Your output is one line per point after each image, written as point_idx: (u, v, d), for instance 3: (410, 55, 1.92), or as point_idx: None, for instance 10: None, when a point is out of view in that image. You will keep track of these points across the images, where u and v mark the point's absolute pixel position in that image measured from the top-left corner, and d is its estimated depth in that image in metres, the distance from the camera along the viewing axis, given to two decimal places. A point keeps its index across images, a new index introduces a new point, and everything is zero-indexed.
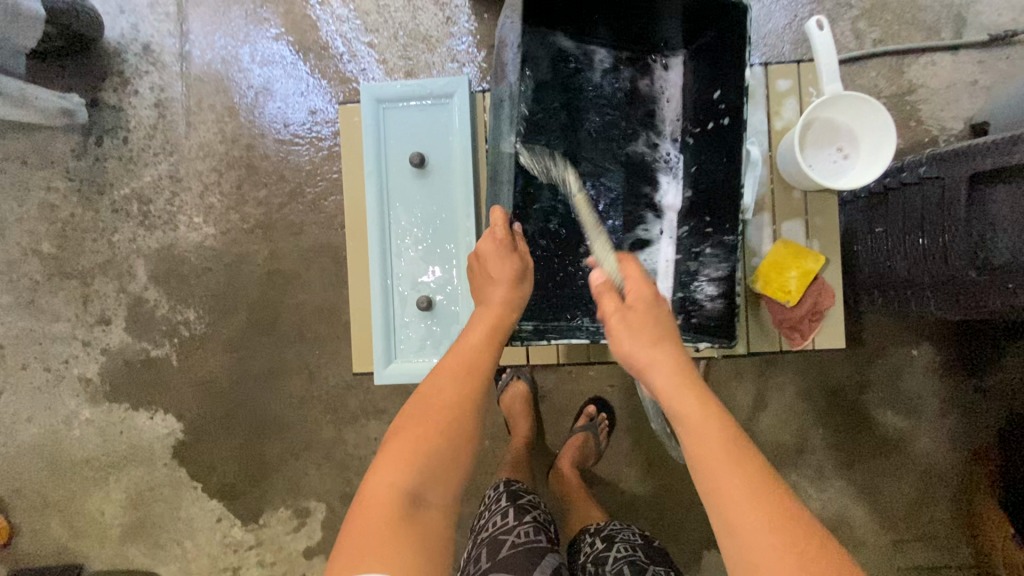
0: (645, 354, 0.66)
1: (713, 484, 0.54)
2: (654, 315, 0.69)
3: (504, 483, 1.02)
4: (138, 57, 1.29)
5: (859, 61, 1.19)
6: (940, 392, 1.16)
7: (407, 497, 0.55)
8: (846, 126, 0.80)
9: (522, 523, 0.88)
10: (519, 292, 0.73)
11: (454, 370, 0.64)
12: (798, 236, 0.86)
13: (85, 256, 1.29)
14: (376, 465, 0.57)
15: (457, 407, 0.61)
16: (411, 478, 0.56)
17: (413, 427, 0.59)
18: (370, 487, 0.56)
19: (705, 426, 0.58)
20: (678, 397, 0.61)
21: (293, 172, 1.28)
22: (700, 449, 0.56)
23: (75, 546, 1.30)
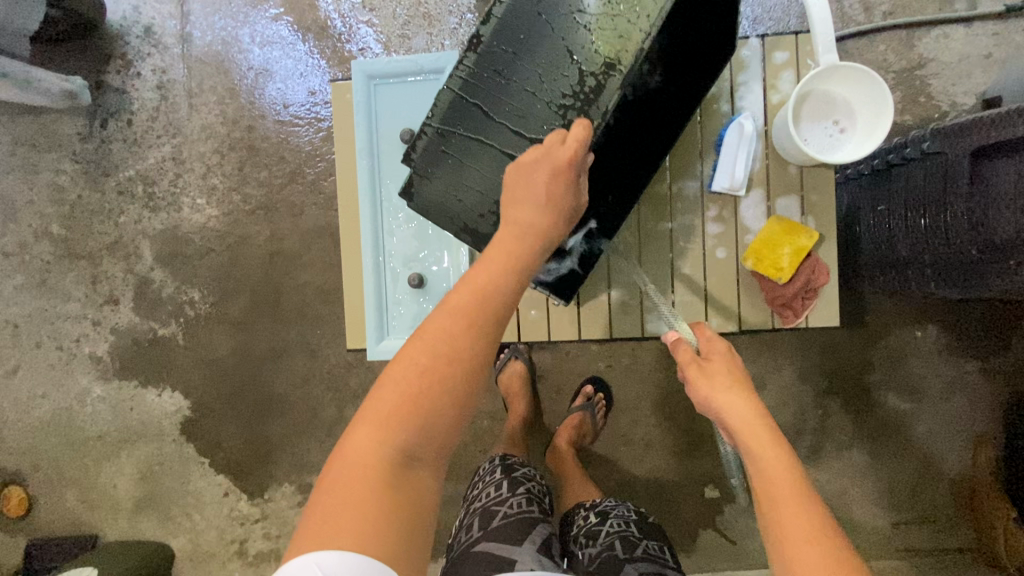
0: (723, 396, 0.66)
1: (778, 531, 0.54)
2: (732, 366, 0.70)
3: (498, 457, 1.04)
4: (140, 39, 1.30)
5: (867, 35, 1.15)
6: (944, 374, 1.15)
7: (400, 456, 0.51)
8: (844, 100, 0.77)
9: (515, 495, 0.91)
10: (556, 213, 0.64)
11: (473, 319, 0.55)
12: (793, 213, 0.84)
13: (93, 238, 1.32)
14: (362, 418, 0.52)
15: (465, 360, 0.54)
16: (401, 437, 0.51)
17: (410, 376, 0.52)
18: (353, 442, 0.51)
19: (783, 470, 0.57)
20: (756, 436, 0.61)
21: (294, 154, 1.29)
22: (772, 489, 0.56)
23: (90, 518, 1.35)
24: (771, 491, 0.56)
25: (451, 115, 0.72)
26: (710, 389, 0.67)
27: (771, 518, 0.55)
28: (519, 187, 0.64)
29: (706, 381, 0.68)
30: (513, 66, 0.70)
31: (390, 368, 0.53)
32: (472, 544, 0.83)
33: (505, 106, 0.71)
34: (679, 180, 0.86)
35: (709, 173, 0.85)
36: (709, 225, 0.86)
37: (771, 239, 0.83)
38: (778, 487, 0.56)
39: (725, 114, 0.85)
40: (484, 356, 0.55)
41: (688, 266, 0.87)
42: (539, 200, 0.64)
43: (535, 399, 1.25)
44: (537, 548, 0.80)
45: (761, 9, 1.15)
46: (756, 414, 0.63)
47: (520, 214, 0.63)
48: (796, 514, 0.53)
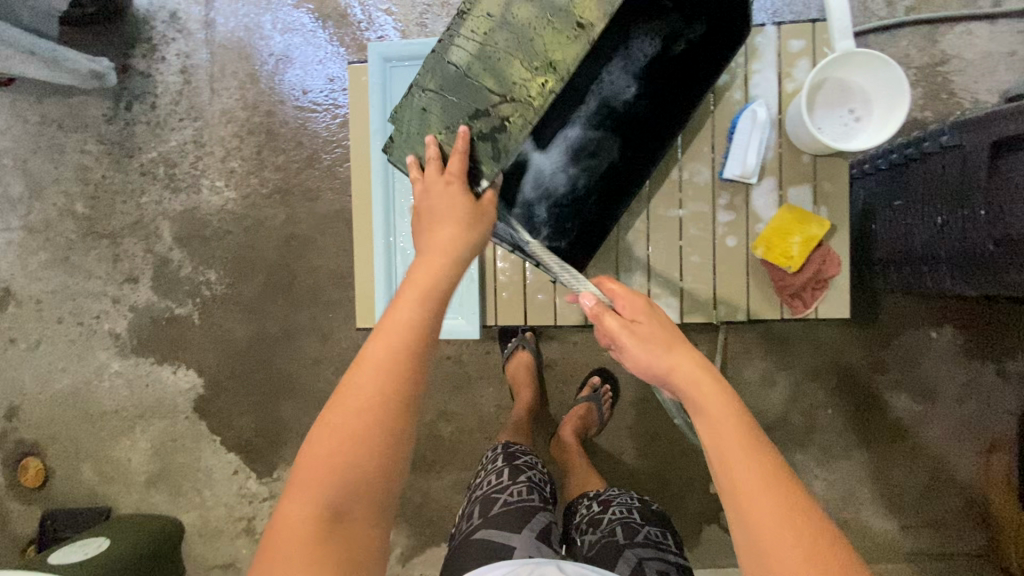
0: (666, 359, 0.62)
1: (734, 481, 0.53)
2: (663, 328, 0.65)
3: (502, 445, 1.04)
4: (165, 24, 1.32)
5: (890, 30, 1.14)
6: (958, 377, 1.13)
7: (329, 511, 0.55)
8: (860, 88, 0.77)
9: (516, 482, 0.91)
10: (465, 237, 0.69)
11: (378, 359, 0.58)
12: (805, 202, 0.84)
13: (115, 217, 1.36)
14: (294, 482, 0.56)
15: (376, 405, 0.57)
16: (328, 492, 0.55)
17: (329, 435, 0.56)
18: (287, 509, 0.55)
19: (733, 424, 0.56)
20: (707, 390, 0.59)
21: (311, 139, 1.31)
22: (722, 444, 0.55)
23: (105, 490, 1.38)
24: (721, 442, 0.56)
25: (443, 83, 0.71)
26: (648, 354, 0.63)
27: (725, 473, 0.54)
28: (428, 212, 0.70)
29: (639, 347, 0.64)
30: (497, 27, 0.69)
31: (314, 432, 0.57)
32: (472, 531, 0.83)
33: (484, 66, 0.69)
34: (691, 166, 0.86)
35: (721, 160, 0.85)
36: (720, 213, 0.86)
37: (781, 227, 0.83)
38: (728, 441, 0.55)
39: (738, 101, 0.85)
40: (397, 402, 0.57)
41: (697, 253, 0.87)
42: (448, 224, 0.69)
43: (542, 388, 1.25)
44: (536, 536, 0.81)
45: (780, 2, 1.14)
46: (701, 369, 0.61)
47: (434, 240, 0.69)
48: (750, 465, 0.53)
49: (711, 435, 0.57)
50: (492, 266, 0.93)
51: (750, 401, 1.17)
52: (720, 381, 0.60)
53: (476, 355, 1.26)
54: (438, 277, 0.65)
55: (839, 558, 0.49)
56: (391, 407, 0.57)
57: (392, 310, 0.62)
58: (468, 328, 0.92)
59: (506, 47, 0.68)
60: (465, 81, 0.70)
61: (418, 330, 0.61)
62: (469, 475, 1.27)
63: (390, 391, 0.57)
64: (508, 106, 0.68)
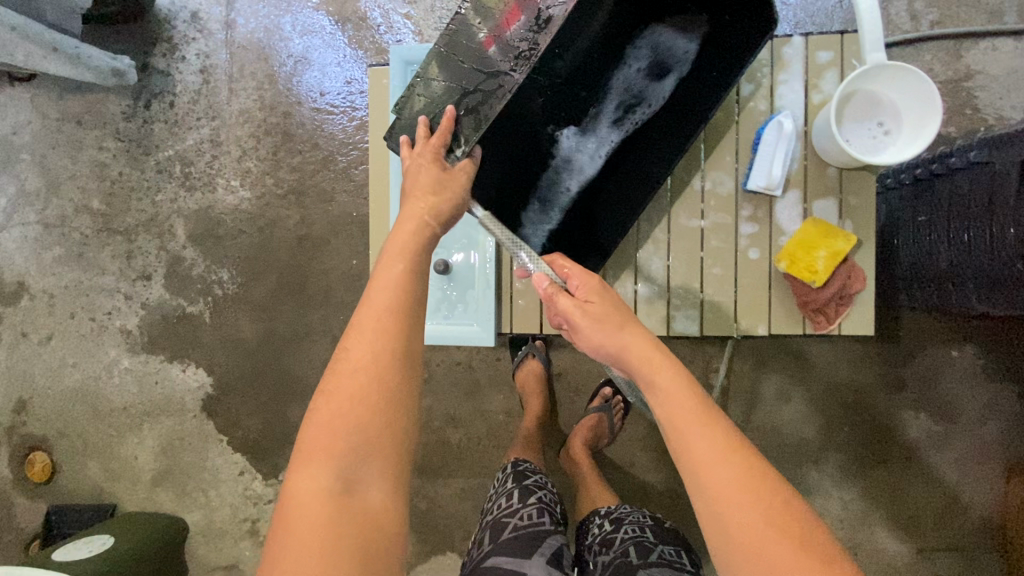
0: (615, 339, 0.64)
1: (687, 445, 0.57)
2: (616, 305, 0.67)
3: (511, 463, 1.02)
4: (186, 24, 1.33)
5: (913, 44, 1.12)
6: (978, 397, 1.10)
7: (338, 482, 0.57)
8: (889, 101, 0.76)
9: (526, 505, 0.89)
10: (438, 204, 0.69)
11: (365, 325, 0.61)
12: (830, 216, 0.83)
13: (130, 214, 1.36)
14: (299, 459, 0.58)
15: (373, 368, 0.59)
16: (336, 463, 0.57)
17: (328, 406, 0.59)
18: (295, 487, 0.57)
19: (683, 395, 0.60)
20: (659, 366, 0.62)
21: (327, 141, 1.31)
22: (672, 413, 0.59)
23: (110, 487, 1.38)
24: (673, 413, 0.59)
25: (445, 76, 0.73)
26: (601, 334, 0.65)
27: (676, 441, 0.59)
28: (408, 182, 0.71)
29: (594, 327, 0.65)
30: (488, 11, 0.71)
31: (316, 408, 0.59)
32: (483, 559, 0.82)
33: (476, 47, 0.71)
34: (713, 176, 0.85)
35: (745, 171, 0.84)
36: (742, 224, 0.85)
37: (806, 241, 0.81)
38: (679, 411, 0.59)
39: (763, 112, 0.84)
40: (396, 364, 0.60)
41: (719, 265, 0.86)
42: (418, 195, 0.69)
43: (552, 397, 1.23)
44: (546, 561, 0.80)
45: (802, 14, 1.14)
46: (650, 345, 0.64)
47: (408, 208, 0.69)
48: (701, 430, 0.57)
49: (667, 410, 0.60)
50: (509, 272, 0.93)
51: (764, 416, 1.15)
52: (667, 357, 0.63)
53: (486, 362, 1.25)
54: (416, 245, 0.66)
55: (790, 511, 0.54)
56: (384, 367, 0.59)
57: (376, 278, 0.64)
58: (483, 335, 0.93)
59: (499, 30, 0.71)
60: (460, 67, 0.72)
61: (401, 291, 0.63)
62: (476, 483, 1.25)
63: (380, 351, 0.60)
64: (495, 81, 0.71)
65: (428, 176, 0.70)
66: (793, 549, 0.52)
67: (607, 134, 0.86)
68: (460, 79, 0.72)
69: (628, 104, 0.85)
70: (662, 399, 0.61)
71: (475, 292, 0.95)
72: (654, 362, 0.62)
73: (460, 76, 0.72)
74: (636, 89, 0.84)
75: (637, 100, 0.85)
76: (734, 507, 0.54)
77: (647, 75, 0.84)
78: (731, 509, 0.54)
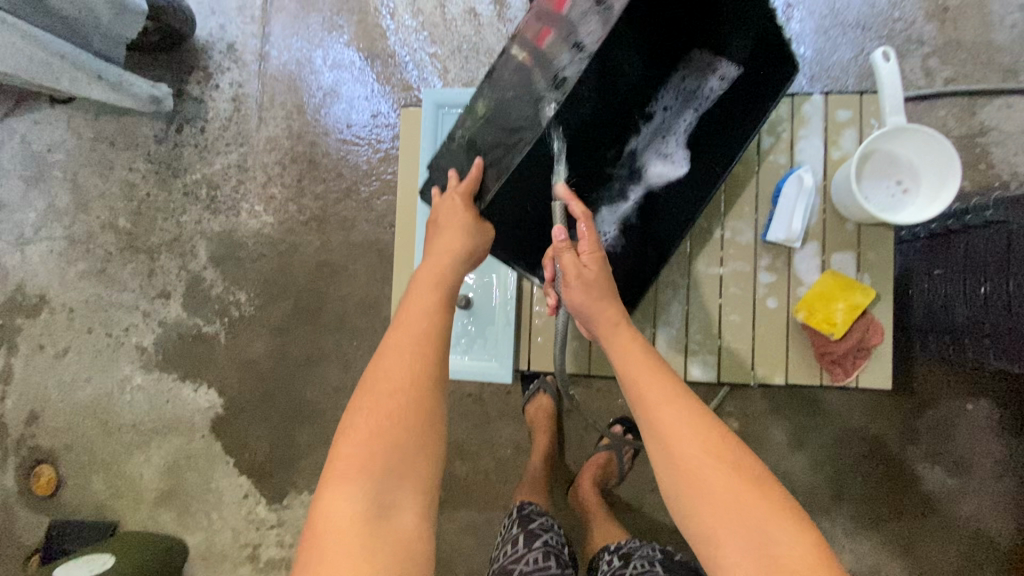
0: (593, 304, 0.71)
1: (641, 394, 0.64)
2: (606, 275, 0.72)
3: (515, 507, 1.00)
4: (222, 55, 1.38)
5: (928, 99, 1.15)
6: (994, 454, 1.09)
7: (370, 505, 0.57)
8: (908, 161, 0.79)
9: (531, 550, 0.88)
10: (471, 243, 0.74)
11: (402, 346, 0.64)
12: (848, 268, 0.84)
13: (154, 233, 1.39)
14: (332, 478, 0.58)
15: (408, 388, 0.62)
16: (371, 481, 0.58)
17: (367, 424, 0.60)
18: (329, 504, 0.57)
19: (637, 352, 0.68)
20: (620, 331, 0.70)
21: (351, 171, 1.34)
22: (628, 367, 0.67)
23: (113, 505, 1.37)
24: (628, 369, 0.67)
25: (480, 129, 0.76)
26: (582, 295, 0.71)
27: (634, 392, 0.65)
28: (437, 222, 0.76)
29: (580, 289, 0.71)
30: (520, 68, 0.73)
31: (351, 426, 0.60)
32: None
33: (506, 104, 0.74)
34: (733, 225, 0.87)
35: (764, 223, 0.86)
36: (761, 273, 0.86)
37: (824, 293, 0.83)
38: (636, 365, 0.67)
39: (783, 165, 0.86)
40: (430, 385, 0.63)
41: (737, 313, 0.87)
42: (451, 233, 0.73)
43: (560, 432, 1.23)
44: None
45: (817, 69, 1.18)
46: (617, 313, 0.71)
47: (438, 245, 0.74)
48: (654, 380, 0.65)
49: (627, 364, 0.67)
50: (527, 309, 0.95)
51: (777, 462, 1.14)
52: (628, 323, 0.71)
53: (496, 394, 1.25)
54: (445, 282, 0.71)
55: (733, 448, 0.60)
56: (421, 389, 0.62)
57: (410, 306, 0.69)
58: (501, 372, 0.95)
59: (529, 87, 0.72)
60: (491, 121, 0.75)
61: (437, 320, 0.68)
62: (482, 517, 1.24)
63: (418, 372, 0.63)
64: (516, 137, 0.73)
65: (460, 216, 0.74)
66: (731, 477, 0.58)
67: (646, 172, 0.87)
68: (491, 131, 0.75)
69: (659, 141, 0.86)
70: (626, 356, 0.68)
71: (495, 328, 0.97)
72: (616, 327, 0.70)
73: (491, 130, 0.75)
74: (664, 127, 0.85)
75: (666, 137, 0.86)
76: (684, 445, 0.60)
77: (691, 101, 0.84)
78: (681, 444, 0.60)
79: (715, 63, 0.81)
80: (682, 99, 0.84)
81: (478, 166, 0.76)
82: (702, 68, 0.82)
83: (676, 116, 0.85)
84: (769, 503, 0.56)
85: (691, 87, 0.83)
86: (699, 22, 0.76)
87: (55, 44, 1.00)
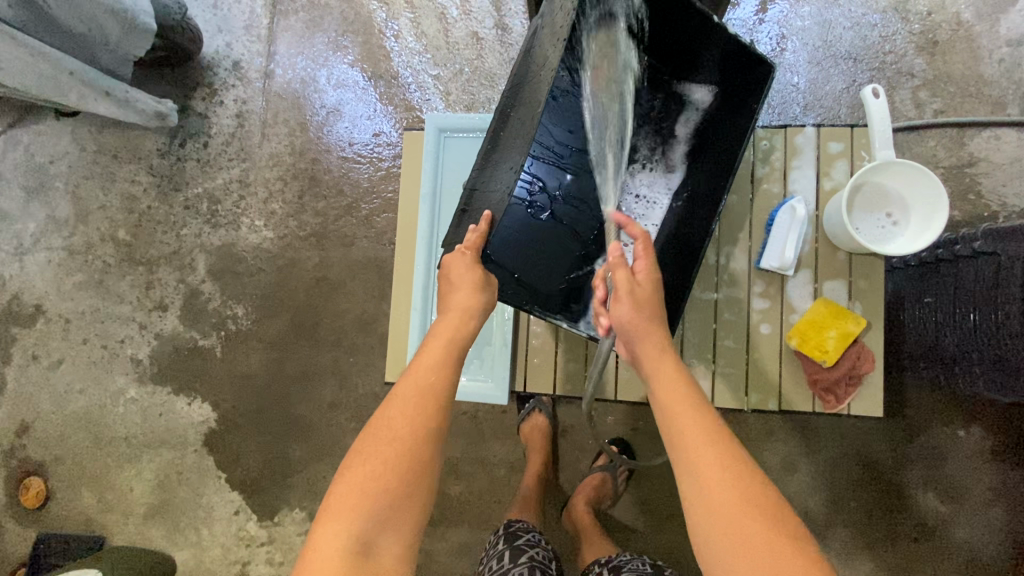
0: (644, 326, 0.69)
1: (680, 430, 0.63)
2: (654, 296, 0.72)
3: (503, 524, 1.00)
4: (228, 72, 1.40)
5: (918, 130, 1.18)
6: (985, 481, 1.09)
7: (357, 544, 0.57)
8: (897, 193, 0.81)
9: (517, 565, 0.88)
10: (481, 300, 0.71)
11: (406, 394, 0.64)
12: (840, 296, 0.86)
13: (154, 246, 1.40)
14: (325, 514, 0.59)
15: (407, 437, 0.62)
16: (360, 524, 0.58)
17: (362, 466, 0.60)
18: (318, 540, 0.58)
19: (678, 382, 0.66)
20: (665, 358, 0.68)
21: (352, 188, 1.36)
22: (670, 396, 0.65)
23: (101, 519, 1.36)
24: (668, 398, 0.65)
25: (479, 155, 0.82)
26: (635, 314, 0.69)
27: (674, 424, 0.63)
28: (448, 278, 0.73)
29: (634, 307, 0.70)
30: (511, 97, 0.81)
31: (351, 463, 0.61)
32: None
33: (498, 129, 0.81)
34: (727, 251, 0.88)
35: (759, 250, 0.87)
36: (755, 299, 0.87)
37: (817, 321, 0.84)
38: (676, 395, 0.65)
39: (777, 194, 0.88)
40: (429, 436, 0.63)
41: (731, 338, 0.88)
42: (464, 288, 0.71)
43: (555, 453, 1.23)
44: None
45: (810, 99, 1.21)
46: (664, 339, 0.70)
47: (447, 301, 0.72)
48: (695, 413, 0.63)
49: (668, 393, 0.65)
50: (524, 330, 0.96)
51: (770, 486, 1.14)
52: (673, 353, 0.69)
53: (491, 413, 1.25)
54: (455, 344, 0.69)
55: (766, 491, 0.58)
56: (419, 442, 0.62)
57: (418, 359, 0.68)
58: (496, 393, 0.95)
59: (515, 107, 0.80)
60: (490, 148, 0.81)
61: (443, 378, 0.66)
62: (474, 538, 1.23)
63: (419, 424, 0.63)
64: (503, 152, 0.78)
65: (471, 273, 0.72)
66: (760, 528, 0.56)
67: (657, 194, 0.89)
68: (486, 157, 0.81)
69: (662, 163, 0.89)
70: (668, 385, 0.66)
71: (491, 349, 0.97)
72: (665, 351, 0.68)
73: (485, 156, 0.81)
74: (667, 148, 0.89)
75: (662, 165, 0.89)
76: (717, 484, 0.58)
77: (689, 120, 0.88)
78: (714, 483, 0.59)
79: (693, 102, 0.88)
80: (678, 121, 0.88)
81: (488, 220, 0.74)
82: (690, 95, 0.88)
83: (662, 158, 0.89)
84: (801, 555, 0.55)
85: (683, 108, 0.88)
86: (679, 40, 0.81)
87: (63, 61, 1.01)
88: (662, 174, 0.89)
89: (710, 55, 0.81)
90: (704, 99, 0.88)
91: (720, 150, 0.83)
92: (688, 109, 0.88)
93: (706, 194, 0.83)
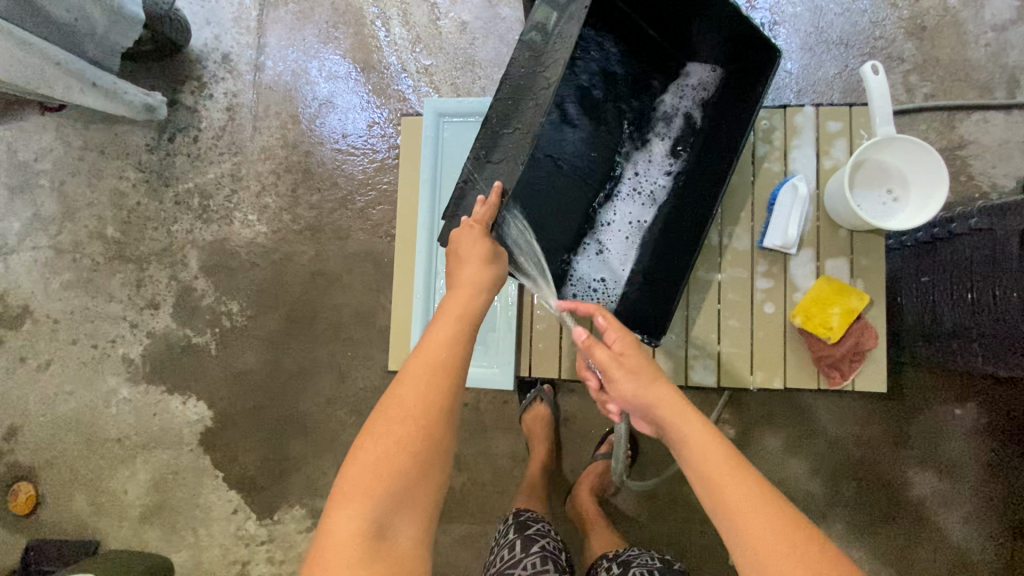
0: (648, 394, 0.67)
1: (721, 497, 0.59)
2: (643, 357, 0.71)
3: (512, 513, 1.00)
4: (217, 65, 1.38)
5: (910, 113, 1.19)
6: (981, 457, 1.11)
7: (372, 527, 0.57)
8: (896, 169, 0.82)
9: (529, 554, 0.87)
10: (490, 273, 0.71)
11: (417, 373, 0.63)
12: (842, 273, 0.86)
13: (144, 243, 1.37)
14: (337, 498, 0.58)
15: (420, 418, 0.61)
16: (376, 505, 0.57)
17: (375, 447, 0.59)
18: (333, 523, 0.57)
19: (706, 443, 0.62)
20: (685, 419, 0.64)
21: (346, 181, 1.35)
22: (706, 463, 0.60)
23: (95, 523, 1.33)
24: (702, 463, 0.61)
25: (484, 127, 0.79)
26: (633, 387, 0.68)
27: (712, 491, 0.59)
28: (456, 256, 0.72)
29: (628, 379, 0.68)
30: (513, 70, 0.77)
31: (363, 444, 0.60)
32: None
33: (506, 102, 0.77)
34: (730, 232, 0.89)
35: (761, 229, 0.88)
36: (758, 279, 0.88)
37: (821, 298, 0.85)
38: (709, 458, 0.61)
39: (777, 173, 0.88)
40: (444, 412, 0.62)
41: (735, 318, 0.88)
42: (472, 262, 0.70)
43: (558, 442, 1.22)
44: None
45: (803, 84, 1.22)
46: (676, 396, 0.66)
47: (456, 277, 0.71)
48: (734, 480, 0.59)
49: (698, 459, 0.61)
50: (528, 317, 0.96)
51: (772, 469, 1.15)
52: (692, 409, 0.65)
53: (493, 404, 1.24)
54: (465, 321, 0.68)
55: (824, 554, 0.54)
56: (432, 420, 0.61)
57: (428, 335, 0.67)
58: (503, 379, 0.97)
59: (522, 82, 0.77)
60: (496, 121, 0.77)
61: (454, 353, 0.65)
62: (479, 529, 1.22)
63: (431, 402, 0.62)
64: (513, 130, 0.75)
65: (479, 247, 0.71)
66: None
67: (654, 175, 0.90)
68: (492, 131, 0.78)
69: (659, 145, 0.90)
70: (697, 452, 0.62)
71: (496, 335, 0.99)
72: (680, 411, 0.65)
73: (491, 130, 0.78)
74: (664, 130, 0.91)
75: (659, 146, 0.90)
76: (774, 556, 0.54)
77: (689, 101, 0.90)
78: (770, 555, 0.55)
79: (689, 82, 0.89)
80: (678, 103, 0.90)
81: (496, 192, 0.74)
82: (692, 76, 0.89)
83: (659, 138, 0.91)
84: None
85: (683, 90, 0.90)
86: (680, 23, 0.83)
87: (50, 49, 0.98)
88: (659, 156, 0.90)
89: (709, 38, 0.83)
90: (704, 80, 0.89)
91: (718, 130, 0.85)
92: (688, 91, 0.90)
93: (701, 175, 0.86)
